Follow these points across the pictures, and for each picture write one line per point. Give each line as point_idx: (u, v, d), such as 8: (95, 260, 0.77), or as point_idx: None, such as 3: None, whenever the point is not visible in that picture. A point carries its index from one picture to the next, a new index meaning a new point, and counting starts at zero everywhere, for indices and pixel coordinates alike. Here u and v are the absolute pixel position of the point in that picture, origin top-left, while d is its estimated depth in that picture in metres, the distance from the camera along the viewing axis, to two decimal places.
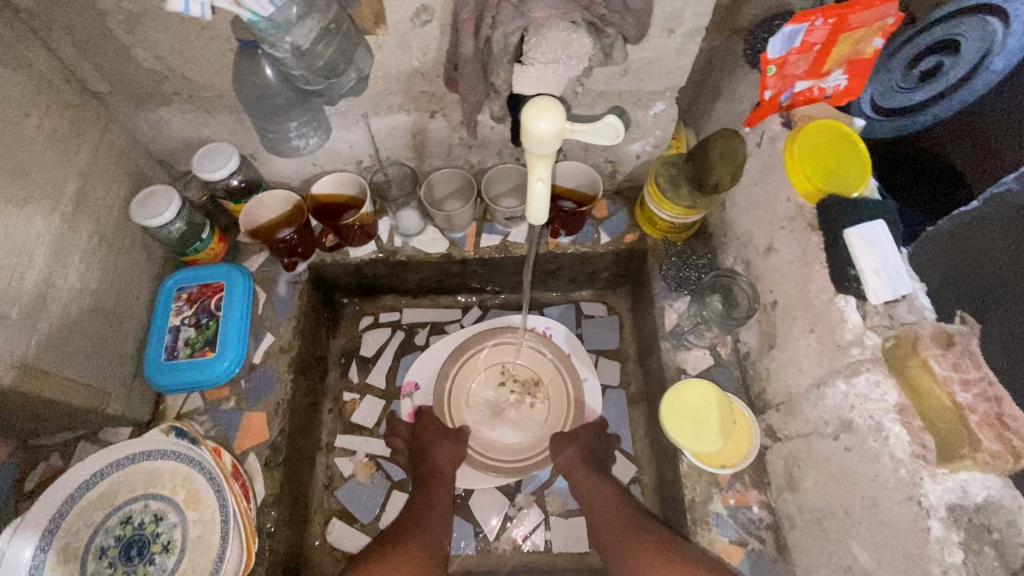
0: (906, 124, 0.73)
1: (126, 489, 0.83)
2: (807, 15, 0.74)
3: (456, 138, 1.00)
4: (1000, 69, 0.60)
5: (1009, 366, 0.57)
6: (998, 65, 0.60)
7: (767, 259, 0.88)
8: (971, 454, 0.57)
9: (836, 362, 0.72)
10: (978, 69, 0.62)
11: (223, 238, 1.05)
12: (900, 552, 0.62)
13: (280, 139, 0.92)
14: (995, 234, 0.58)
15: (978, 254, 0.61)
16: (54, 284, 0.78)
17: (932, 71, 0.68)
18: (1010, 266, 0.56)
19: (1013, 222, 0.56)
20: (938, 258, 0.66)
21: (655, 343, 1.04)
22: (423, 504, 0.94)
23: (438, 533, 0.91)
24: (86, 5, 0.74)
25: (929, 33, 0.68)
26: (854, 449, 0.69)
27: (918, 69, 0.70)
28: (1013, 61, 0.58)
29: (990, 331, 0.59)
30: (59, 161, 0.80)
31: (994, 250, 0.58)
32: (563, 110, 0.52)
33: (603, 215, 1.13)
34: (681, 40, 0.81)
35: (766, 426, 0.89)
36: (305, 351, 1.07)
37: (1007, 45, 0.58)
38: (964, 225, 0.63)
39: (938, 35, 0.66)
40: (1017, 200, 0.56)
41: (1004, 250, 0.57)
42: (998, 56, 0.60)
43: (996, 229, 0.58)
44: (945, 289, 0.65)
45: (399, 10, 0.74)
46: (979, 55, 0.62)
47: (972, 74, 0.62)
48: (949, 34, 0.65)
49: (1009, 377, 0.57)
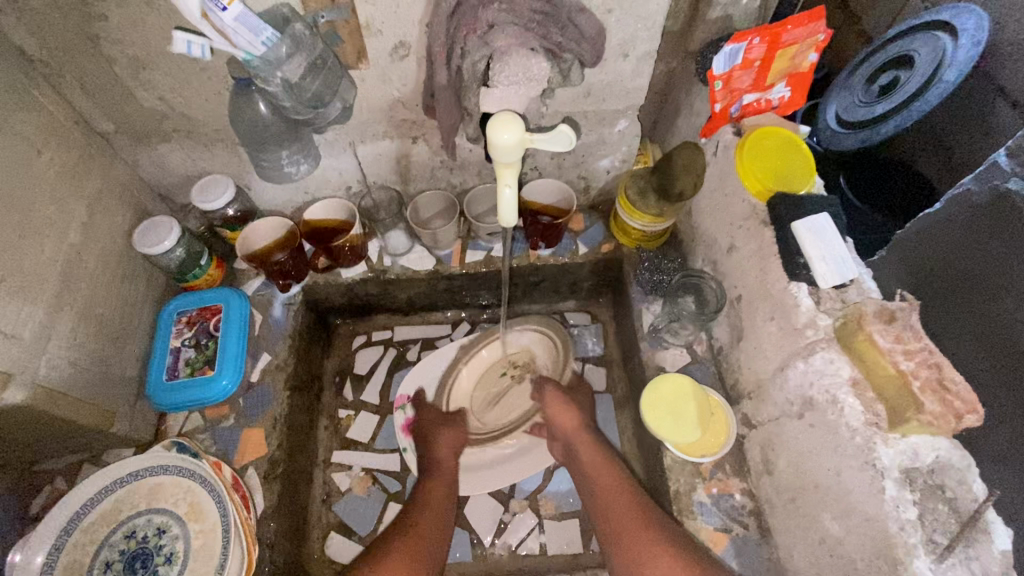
0: (866, 137, 0.84)
1: (129, 505, 0.86)
2: (744, 35, 0.82)
3: (437, 161, 1.08)
4: (951, 80, 0.70)
5: (977, 348, 0.65)
6: (949, 76, 0.70)
7: (730, 257, 0.94)
8: (915, 416, 0.62)
9: (795, 345, 0.77)
10: (931, 82, 0.72)
11: (220, 264, 1.11)
12: (863, 516, 0.66)
13: (271, 166, 1.01)
14: (955, 232, 0.67)
15: (941, 251, 0.69)
16: (62, 308, 0.83)
17: (890, 85, 0.79)
18: (974, 258, 0.65)
19: (972, 220, 0.65)
20: (905, 256, 0.75)
21: (635, 345, 1.10)
22: (427, 498, 0.97)
23: (440, 523, 0.95)
24: (95, 53, 0.82)
25: (887, 52, 0.80)
26: (816, 425, 0.74)
27: (878, 84, 0.81)
28: (962, 71, 0.69)
29: (956, 317, 0.68)
30: (68, 194, 0.86)
31: (962, 248, 0.66)
32: (522, 123, 0.59)
33: (580, 228, 1.21)
34: (636, 62, 0.90)
35: (742, 415, 0.93)
36: (301, 369, 1.11)
37: (956, 56, 0.69)
38: (930, 226, 0.70)
39: (898, 52, 0.78)
40: (974, 200, 0.65)
41: (970, 246, 0.66)
42: (948, 69, 0.70)
43: (958, 228, 0.67)
44: (911, 281, 0.74)
45: (379, 46, 0.82)
46: (932, 67, 0.72)
47: (925, 86, 0.73)
48: (905, 50, 0.77)
49: (974, 354, 0.65)
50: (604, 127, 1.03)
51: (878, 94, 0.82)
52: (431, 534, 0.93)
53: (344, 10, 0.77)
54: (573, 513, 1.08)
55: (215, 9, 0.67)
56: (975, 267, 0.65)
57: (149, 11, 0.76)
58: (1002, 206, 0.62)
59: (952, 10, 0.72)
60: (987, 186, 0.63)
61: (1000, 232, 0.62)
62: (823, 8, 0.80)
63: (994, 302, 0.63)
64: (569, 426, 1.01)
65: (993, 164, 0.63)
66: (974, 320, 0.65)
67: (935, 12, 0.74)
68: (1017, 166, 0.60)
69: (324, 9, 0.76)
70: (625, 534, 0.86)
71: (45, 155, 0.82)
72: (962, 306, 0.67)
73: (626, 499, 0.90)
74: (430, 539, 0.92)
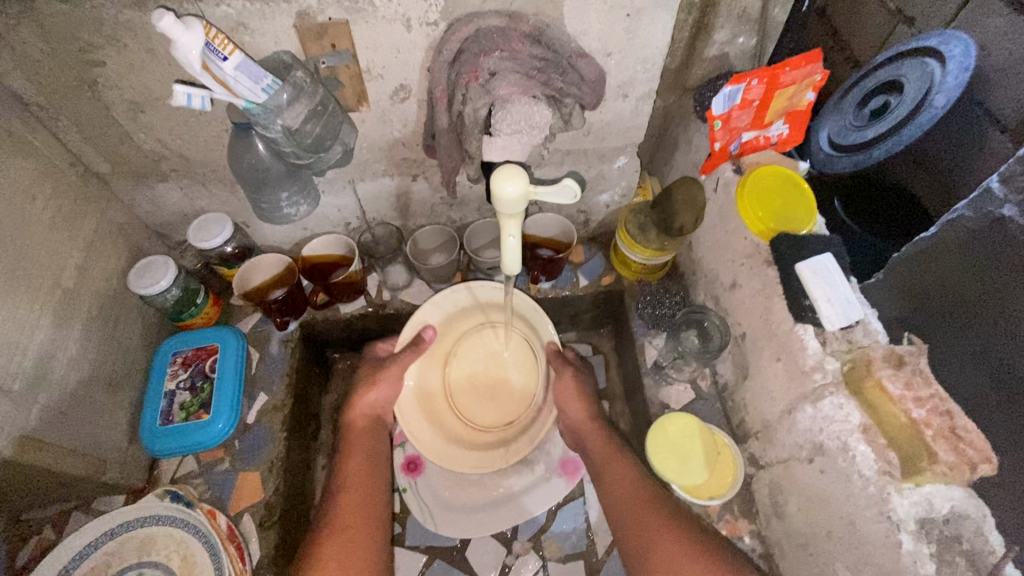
0: (860, 160, 0.83)
1: (120, 559, 0.83)
2: (743, 77, 0.83)
3: (437, 198, 1.08)
4: (941, 105, 0.70)
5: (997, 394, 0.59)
6: (940, 101, 0.70)
7: (733, 294, 0.94)
8: (931, 466, 0.61)
9: (803, 389, 0.76)
10: (922, 107, 0.73)
11: (217, 302, 1.09)
12: (880, 569, 0.64)
13: (272, 209, 0.95)
14: (956, 260, 0.63)
15: (941, 277, 0.65)
16: (53, 356, 0.82)
17: (880, 109, 0.80)
18: (975, 286, 0.61)
19: (972, 245, 0.62)
20: (904, 282, 0.70)
21: (639, 379, 1.08)
22: (350, 485, 0.86)
23: (371, 512, 0.84)
24: (93, 98, 0.81)
25: (877, 77, 0.81)
26: (827, 471, 0.72)
27: (868, 108, 0.82)
28: (952, 96, 0.69)
29: (961, 350, 0.63)
30: (63, 239, 0.85)
31: (960, 276, 0.63)
32: (525, 174, 0.58)
33: (580, 260, 1.20)
34: (635, 102, 0.91)
35: (749, 454, 0.92)
36: (299, 408, 1.09)
37: (945, 82, 0.70)
38: (925, 250, 0.67)
39: (887, 77, 0.79)
40: (973, 224, 0.61)
41: (972, 272, 0.62)
42: (938, 95, 0.70)
43: (956, 256, 0.63)
44: (912, 313, 0.69)
45: (379, 90, 0.83)
46: (922, 94, 0.73)
47: (916, 112, 0.73)
48: (894, 76, 0.78)
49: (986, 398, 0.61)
50: (604, 164, 1.04)
51: (869, 117, 0.82)
52: (359, 518, 0.83)
53: (345, 55, 0.77)
54: (579, 554, 1.05)
55: (215, 58, 0.65)
56: (981, 298, 0.61)
57: (149, 58, 0.76)
58: (999, 232, 0.59)
59: (938, 35, 0.72)
60: (981, 213, 0.61)
61: (999, 255, 0.59)
62: (818, 49, 0.81)
63: (999, 333, 0.59)
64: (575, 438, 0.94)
65: (985, 191, 0.60)
66: (977, 350, 0.61)
67: (921, 38, 0.74)
68: (1011, 194, 0.57)
69: (325, 55, 0.76)
70: (633, 513, 0.81)
71: (40, 201, 0.81)
72: (968, 337, 0.63)
73: (626, 471, 0.86)
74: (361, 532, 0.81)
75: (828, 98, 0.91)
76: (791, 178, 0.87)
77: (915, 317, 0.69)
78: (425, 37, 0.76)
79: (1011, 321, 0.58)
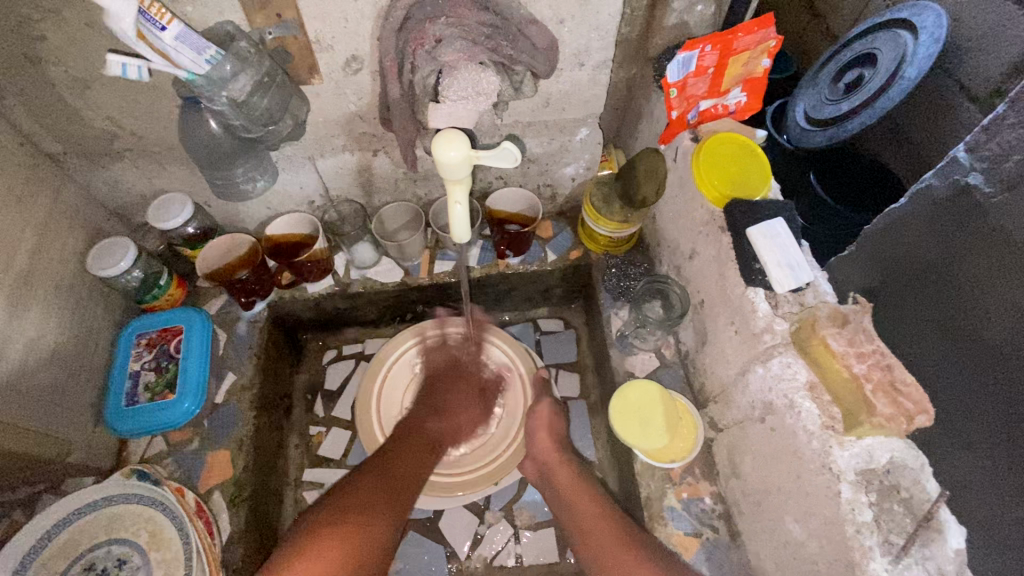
0: (832, 135, 0.82)
1: (88, 537, 0.83)
2: (696, 43, 0.83)
3: (400, 174, 1.07)
4: (913, 76, 0.72)
5: (959, 370, 0.61)
6: (910, 73, 0.72)
7: (692, 263, 0.95)
8: (868, 419, 0.63)
9: (754, 351, 0.78)
10: (895, 78, 0.73)
11: (181, 284, 1.09)
12: (822, 519, 0.67)
13: (227, 185, 0.95)
14: (921, 230, 0.64)
15: (907, 251, 0.66)
16: (11, 335, 0.81)
17: (855, 83, 0.80)
18: (938, 258, 0.62)
19: (935, 219, 0.62)
20: (875, 255, 0.71)
21: (606, 351, 1.10)
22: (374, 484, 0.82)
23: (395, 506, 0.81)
24: (37, 74, 0.79)
25: (851, 50, 0.82)
26: (777, 429, 0.75)
27: (843, 82, 0.82)
28: (922, 68, 0.71)
29: (920, 329, 0.66)
30: (16, 220, 0.84)
31: (929, 244, 0.63)
32: (467, 140, 0.60)
33: (548, 235, 1.21)
34: (592, 71, 0.91)
35: (709, 419, 0.93)
36: (268, 389, 1.10)
37: (918, 54, 0.72)
38: (895, 221, 0.67)
39: (860, 51, 0.80)
40: (938, 198, 0.61)
41: (937, 245, 0.62)
42: (910, 66, 0.72)
43: (928, 225, 0.63)
44: (884, 288, 0.70)
45: (330, 60, 0.82)
46: (894, 63, 0.74)
47: (890, 82, 0.74)
48: (867, 49, 0.79)
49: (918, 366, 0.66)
50: (566, 136, 1.04)
51: (843, 91, 0.82)
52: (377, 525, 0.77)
53: (291, 25, 0.76)
54: (549, 522, 1.08)
55: (153, 28, 0.65)
56: (940, 268, 0.62)
57: (91, 31, 0.74)
58: (964, 203, 0.58)
59: (909, 10, 0.76)
60: (948, 181, 0.60)
61: (963, 227, 0.59)
62: (770, 15, 0.81)
63: (960, 300, 0.60)
64: (566, 479, 0.89)
65: (951, 160, 0.59)
66: (939, 310, 0.63)
67: (893, 13, 0.78)
68: (976, 163, 0.57)
69: (271, 25, 0.75)
70: (593, 534, 0.81)
71: None
72: (935, 301, 0.63)
73: (587, 501, 0.85)
74: (378, 532, 0.77)
75: (801, 79, 0.92)
76: (746, 145, 0.88)
77: (886, 292, 0.70)
78: (372, 6, 0.75)
79: (973, 284, 0.59)
